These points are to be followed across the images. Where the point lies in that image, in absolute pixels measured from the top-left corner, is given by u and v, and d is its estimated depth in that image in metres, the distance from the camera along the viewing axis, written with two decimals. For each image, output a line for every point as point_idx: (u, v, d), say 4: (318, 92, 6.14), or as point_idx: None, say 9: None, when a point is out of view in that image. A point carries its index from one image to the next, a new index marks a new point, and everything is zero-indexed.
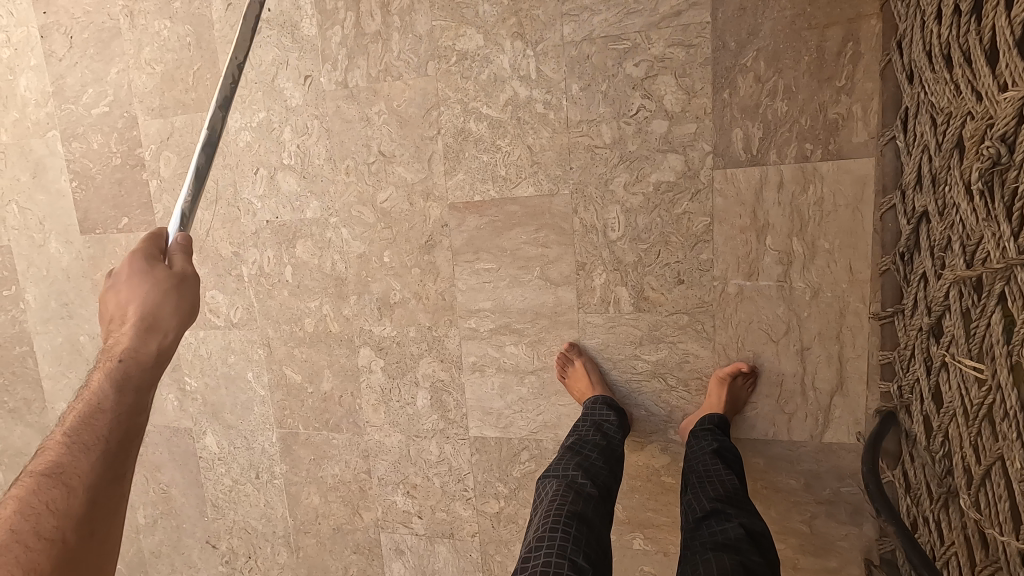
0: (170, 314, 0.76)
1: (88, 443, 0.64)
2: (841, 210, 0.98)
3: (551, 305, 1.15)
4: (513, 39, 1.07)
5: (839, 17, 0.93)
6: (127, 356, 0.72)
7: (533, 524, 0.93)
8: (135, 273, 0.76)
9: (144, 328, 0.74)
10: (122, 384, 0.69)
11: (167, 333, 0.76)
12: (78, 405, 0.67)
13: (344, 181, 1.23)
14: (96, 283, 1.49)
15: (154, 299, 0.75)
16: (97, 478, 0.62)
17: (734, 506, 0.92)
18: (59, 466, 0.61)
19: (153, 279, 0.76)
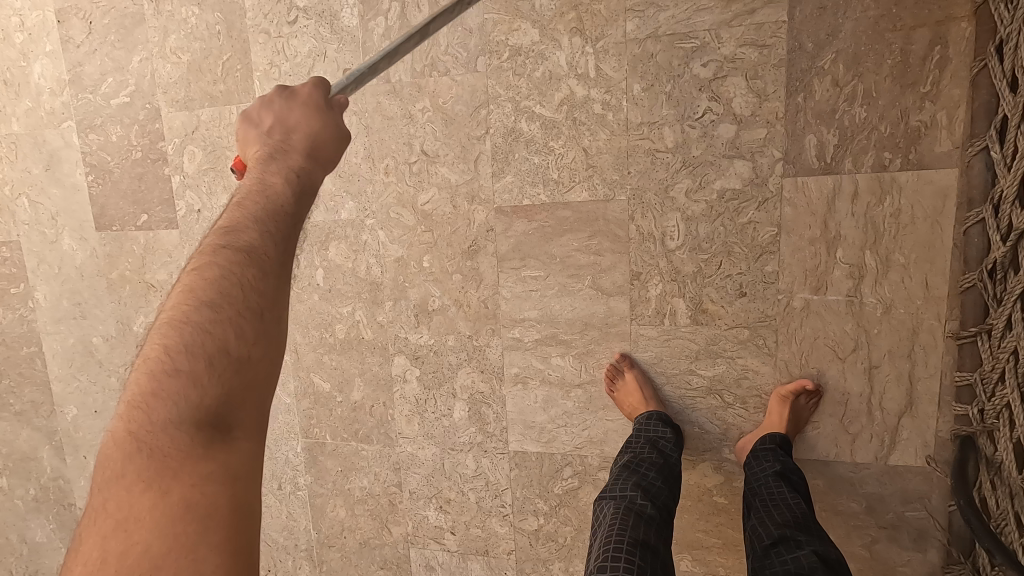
0: (334, 144, 0.73)
1: (274, 238, 0.64)
2: (920, 223, 0.93)
3: (601, 316, 1.10)
4: (571, 35, 1.01)
5: (927, 20, 0.87)
6: (296, 173, 0.70)
7: (594, 549, 0.91)
8: (314, 101, 0.74)
9: (310, 149, 0.72)
10: (295, 197, 0.68)
11: (325, 164, 0.74)
12: (261, 205, 0.67)
13: (384, 180, 1.17)
14: (111, 282, 1.42)
15: (321, 129, 0.72)
16: (282, 271, 0.63)
17: (804, 533, 0.87)
18: (249, 250, 0.62)
19: (329, 116, 0.73)
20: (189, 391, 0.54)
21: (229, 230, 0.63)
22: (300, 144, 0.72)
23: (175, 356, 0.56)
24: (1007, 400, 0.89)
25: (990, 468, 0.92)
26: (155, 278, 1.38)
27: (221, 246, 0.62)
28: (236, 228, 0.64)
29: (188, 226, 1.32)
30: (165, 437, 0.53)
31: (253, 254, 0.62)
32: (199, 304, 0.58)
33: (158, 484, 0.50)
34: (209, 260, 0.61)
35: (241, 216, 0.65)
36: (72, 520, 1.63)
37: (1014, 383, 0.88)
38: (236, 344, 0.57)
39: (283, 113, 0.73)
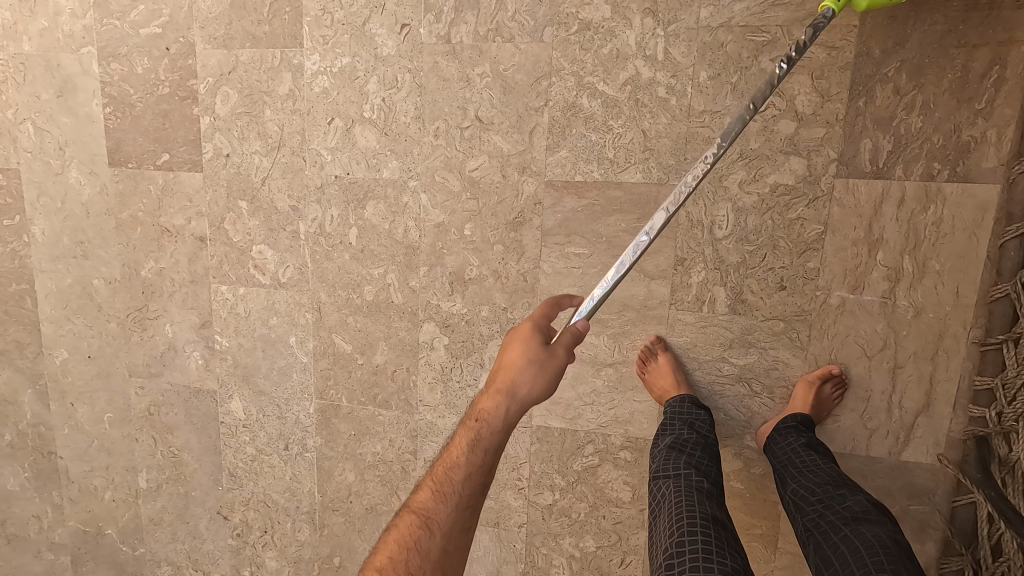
0: (525, 387, 0.82)
1: (453, 497, 0.77)
2: (959, 233, 0.98)
3: (641, 298, 1.12)
4: (644, 16, 1.02)
5: (990, 40, 0.91)
6: (479, 418, 0.82)
7: (663, 527, 0.93)
8: (510, 342, 0.88)
9: (495, 390, 0.83)
10: (473, 446, 0.80)
11: (531, 391, 0.82)
12: (453, 444, 0.82)
13: (432, 144, 1.15)
14: (120, 222, 1.35)
15: (520, 383, 0.82)
16: (447, 537, 0.75)
17: (845, 486, 0.92)
18: (426, 510, 0.76)
19: (531, 376, 0.82)
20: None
21: (432, 478, 0.80)
22: (507, 381, 0.82)
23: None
24: None
25: (1004, 467, 0.98)
26: (171, 223, 1.32)
27: (408, 516, 0.76)
28: (432, 484, 0.79)
29: (213, 171, 1.27)
30: None
31: (425, 526, 0.75)
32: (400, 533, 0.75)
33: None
34: (396, 528, 0.76)
35: (462, 433, 0.82)
36: (50, 469, 1.55)
37: None
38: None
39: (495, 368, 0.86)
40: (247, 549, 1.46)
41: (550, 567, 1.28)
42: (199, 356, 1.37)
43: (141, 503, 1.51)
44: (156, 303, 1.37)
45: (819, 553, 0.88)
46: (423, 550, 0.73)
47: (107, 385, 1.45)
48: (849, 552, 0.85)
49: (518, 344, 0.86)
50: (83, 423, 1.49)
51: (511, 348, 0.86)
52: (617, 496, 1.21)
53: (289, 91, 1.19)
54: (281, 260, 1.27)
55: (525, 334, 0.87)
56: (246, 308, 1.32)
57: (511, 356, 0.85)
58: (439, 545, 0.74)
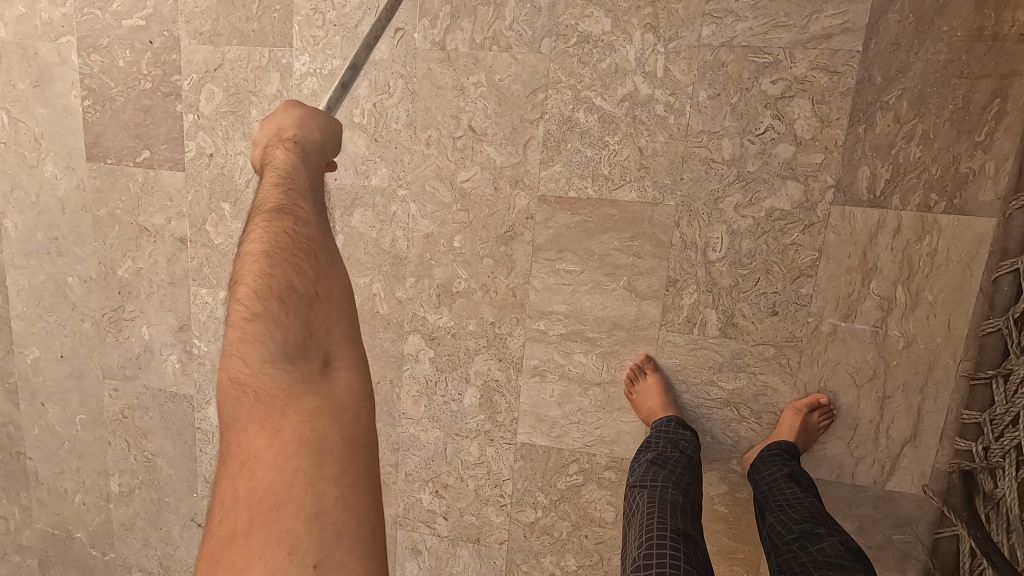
0: (327, 130, 0.79)
1: (300, 192, 0.70)
2: (954, 265, 0.97)
3: (631, 318, 1.10)
4: (644, 31, 1.00)
5: (992, 71, 0.90)
6: (286, 157, 0.74)
7: (633, 538, 0.93)
8: (277, 113, 0.80)
9: (299, 132, 0.77)
10: (303, 160, 0.74)
11: (328, 135, 0.80)
12: (273, 178, 0.72)
13: (423, 152, 1.12)
14: (97, 220, 1.30)
15: (319, 130, 0.79)
16: (318, 224, 0.68)
17: (823, 525, 0.92)
18: (285, 210, 0.67)
19: (326, 123, 0.80)
20: (275, 330, 0.59)
21: (269, 205, 0.68)
22: (308, 126, 0.78)
23: (278, 304, 0.60)
24: (1017, 441, 0.95)
25: (987, 502, 0.98)
26: (151, 222, 1.28)
27: (267, 214, 0.67)
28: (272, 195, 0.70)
29: (195, 170, 1.23)
30: (268, 380, 0.56)
31: (295, 218, 0.67)
32: (260, 251, 0.64)
33: (270, 423, 0.54)
34: (257, 229, 0.66)
35: (276, 161, 0.74)
36: (19, 470, 1.50)
37: None
38: (302, 284, 0.62)
39: (275, 127, 0.78)
40: None
41: None
42: (176, 360, 1.33)
43: (112, 508, 1.47)
44: (133, 303, 1.33)
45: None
46: (300, 234, 0.66)
47: (79, 386, 1.41)
48: None
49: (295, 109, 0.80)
50: (54, 425, 1.45)
51: (279, 116, 0.80)
52: (600, 516, 1.19)
53: (276, 92, 1.15)
54: None
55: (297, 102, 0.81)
56: (225, 312, 1.28)
57: (297, 116, 0.79)
58: (313, 231, 0.67)
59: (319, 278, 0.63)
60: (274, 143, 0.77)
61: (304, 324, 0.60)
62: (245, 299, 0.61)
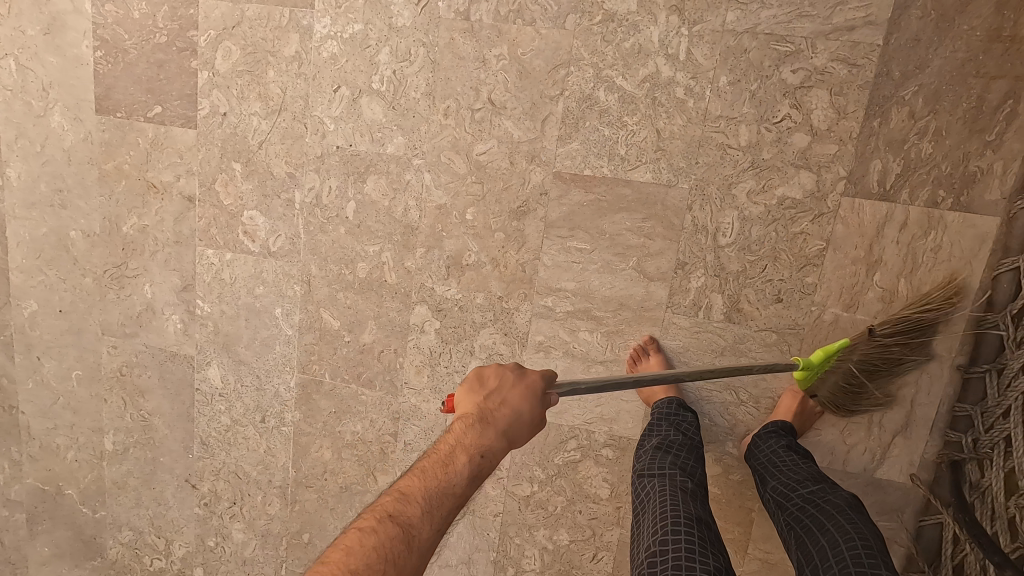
0: (522, 438, 0.82)
1: (457, 495, 0.74)
2: (956, 261, 0.99)
3: (638, 298, 1.11)
4: (669, 13, 1.00)
5: (1008, 72, 0.92)
6: (488, 451, 0.78)
7: (646, 526, 0.93)
8: (530, 388, 0.84)
9: (504, 438, 0.80)
10: (481, 470, 0.77)
11: (518, 443, 0.81)
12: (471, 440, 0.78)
13: (441, 123, 1.12)
14: (104, 174, 1.29)
15: (524, 427, 0.82)
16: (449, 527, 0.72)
17: (824, 482, 0.95)
18: (453, 470, 0.75)
19: (532, 429, 0.83)
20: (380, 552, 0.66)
21: (457, 445, 0.77)
22: (522, 417, 0.81)
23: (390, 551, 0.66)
24: (1007, 432, 0.98)
25: (974, 490, 1.01)
26: (159, 179, 1.27)
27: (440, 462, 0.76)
28: (464, 466, 0.76)
29: (208, 129, 1.22)
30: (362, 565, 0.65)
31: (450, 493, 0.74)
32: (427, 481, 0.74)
33: None
34: (440, 462, 0.76)
35: (490, 438, 0.79)
36: (11, 423, 1.50)
37: (1018, 420, 0.96)
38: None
39: (515, 410, 0.81)
40: (214, 519, 1.43)
41: (522, 557, 1.28)
42: (179, 320, 1.33)
43: (105, 466, 1.47)
44: (137, 261, 1.32)
45: (801, 548, 0.90)
46: (420, 536, 0.69)
47: (77, 342, 1.40)
48: (828, 545, 0.86)
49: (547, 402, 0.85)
50: (49, 379, 1.44)
51: (516, 392, 0.83)
52: (595, 492, 1.21)
53: (295, 54, 1.14)
54: (273, 228, 1.23)
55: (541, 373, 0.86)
56: (231, 274, 1.28)
57: (519, 402, 0.82)
58: (440, 517, 0.72)
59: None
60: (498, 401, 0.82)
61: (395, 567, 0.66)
62: (385, 507, 0.71)
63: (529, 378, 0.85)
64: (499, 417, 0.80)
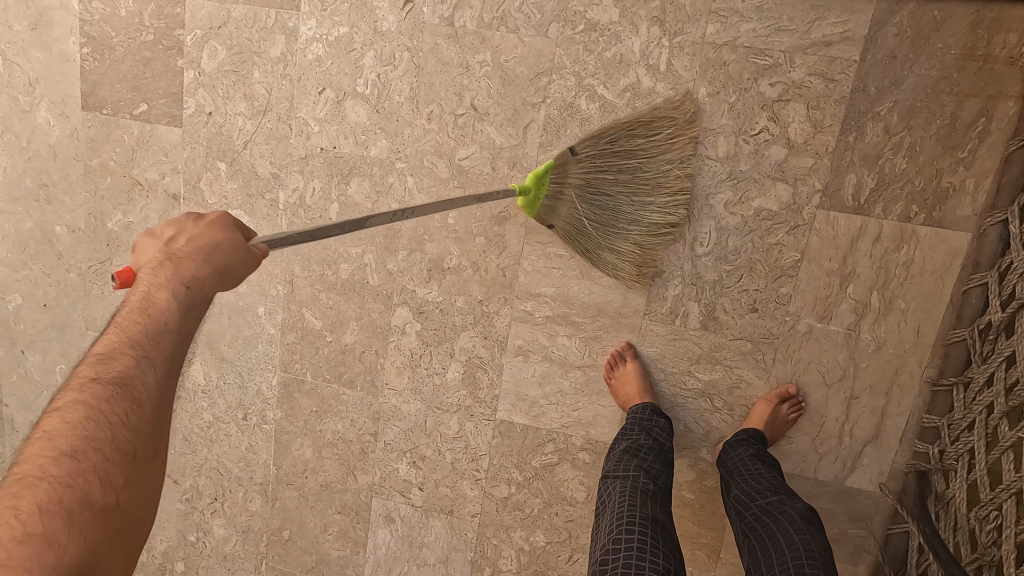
0: (237, 271, 0.72)
1: (172, 333, 0.65)
2: (928, 275, 1.00)
3: (617, 305, 1.13)
4: (651, 24, 1.01)
5: (981, 91, 0.94)
6: (194, 281, 0.68)
7: (604, 524, 0.96)
8: (218, 221, 0.73)
9: (217, 268, 0.70)
10: (192, 302, 0.68)
11: (235, 274, 0.72)
12: (180, 281, 0.68)
13: (423, 127, 1.13)
14: (89, 170, 1.29)
15: (220, 252, 0.71)
16: (174, 366, 0.64)
17: (782, 492, 0.97)
18: (156, 310, 0.65)
19: (241, 258, 0.72)
20: (86, 420, 0.57)
21: (152, 288, 0.67)
22: (218, 247, 0.71)
23: (90, 413, 0.57)
24: (971, 446, 0.99)
25: (939, 502, 1.03)
26: (144, 176, 1.27)
27: (139, 308, 0.65)
28: (169, 301, 0.66)
29: (192, 128, 1.22)
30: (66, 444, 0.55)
31: (161, 335, 0.65)
32: (129, 330, 0.64)
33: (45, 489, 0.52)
34: (134, 308, 0.65)
35: (192, 270, 0.69)
36: None
37: (981, 433, 0.98)
38: (109, 446, 0.57)
39: (209, 243, 0.71)
40: (195, 515, 1.44)
41: (499, 557, 1.30)
42: None
43: None
44: (120, 257, 1.33)
45: (751, 555, 0.93)
46: (131, 379, 0.61)
47: (61, 336, 1.41)
48: (775, 555, 0.89)
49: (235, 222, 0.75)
50: (33, 373, 1.45)
51: (211, 226, 0.72)
52: (571, 495, 1.23)
53: (281, 55, 1.15)
54: (257, 228, 1.24)
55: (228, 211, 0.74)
56: None
57: (215, 235, 0.71)
58: (165, 353, 0.64)
59: (146, 428, 0.60)
60: (186, 237, 0.71)
61: (108, 425, 0.57)
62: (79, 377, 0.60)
63: (212, 216, 0.73)
64: (201, 254, 0.70)
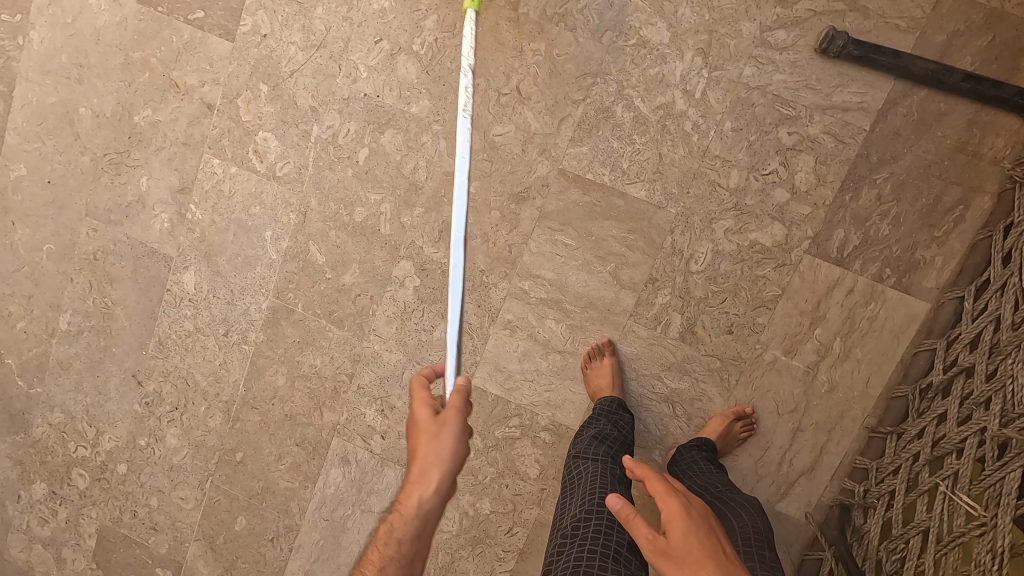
0: (438, 465, 0.82)
1: (417, 530, 0.83)
2: (886, 333, 1.12)
3: (607, 301, 1.21)
4: (696, 53, 1.10)
5: (964, 182, 1.06)
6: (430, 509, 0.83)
7: (574, 503, 1.01)
8: (416, 408, 0.87)
9: (423, 460, 0.82)
10: (426, 513, 0.83)
11: (449, 456, 0.82)
12: (413, 483, 0.83)
13: (467, 97, 1.19)
14: (129, 61, 1.31)
15: (416, 445, 0.84)
16: (415, 544, 0.83)
17: (732, 485, 1.05)
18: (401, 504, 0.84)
19: (433, 448, 0.82)
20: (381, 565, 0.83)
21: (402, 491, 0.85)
22: (417, 423, 0.86)
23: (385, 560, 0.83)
24: (892, 488, 1.07)
25: (854, 535, 1.10)
26: (183, 80, 1.30)
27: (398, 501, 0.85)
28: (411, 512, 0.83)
29: (243, 45, 1.26)
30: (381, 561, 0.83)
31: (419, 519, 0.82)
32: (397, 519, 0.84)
33: None
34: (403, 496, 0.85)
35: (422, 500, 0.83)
36: None
37: (904, 477, 1.05)
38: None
39: (413, 422, 0.86)
40: (152, 420, 1.45)
41: (442, 517, 1.35)
42: (167, 219, 1.35)
43: (54, 343, 1.47)
44: (139, 152, 1.34)
45: None
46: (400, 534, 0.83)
47: (57, 216, 1.41)
48: (726, 530, 0.96)
49: (462, 415, 0.85)
50: (18, 246, 1.44)
51: (422, 437, 0.84)
52: (525, 470, 1.30)
53: None
54: (283, 155, 1.28)
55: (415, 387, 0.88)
56: (231, 188, 1.31)
57: (415, 422, 0.86)
58: (406, 529, 0.83)
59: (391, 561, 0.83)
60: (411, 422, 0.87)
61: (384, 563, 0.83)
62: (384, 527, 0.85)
63: (419, 400, 0.88)
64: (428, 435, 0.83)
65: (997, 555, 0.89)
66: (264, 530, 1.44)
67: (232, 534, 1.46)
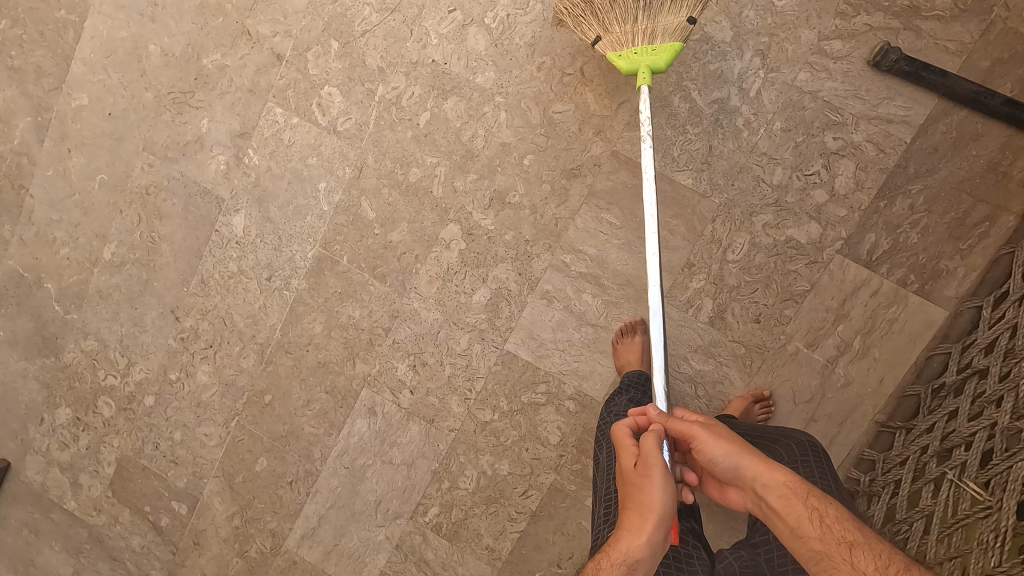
0: (655, 495, 0.84)
1: (623, 563, 0.81)
2: (904, 335, 1.19)
3: (643, 281, 1.27)
4: (755, 54, 1.17)
5: (992, 200, 1.13)
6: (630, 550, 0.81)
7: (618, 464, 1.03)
8: (626, 453, 0.91)
9: (643, 492, 0.85)
10: (631, 554, 0.81)
11: (661, 494, 0.84)
12: (630, 523, 0.84)
13: (531, 73, 1.25)
14: (204, 5, 1.35)
15: (635, 486, 0.86)
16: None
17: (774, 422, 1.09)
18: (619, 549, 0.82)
19: (655, 487, 0.84)
20: None
21: (618, 533, 0.84)
22: (629, 466, 0.89)
23: None
24: (899, 477, 1.14)
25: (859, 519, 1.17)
26: (255, 29, 1.34)
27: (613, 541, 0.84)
28: (623, 551, 0.82)
29: (319, 2, 1.31)
30: None
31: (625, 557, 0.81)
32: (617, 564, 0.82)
33: None
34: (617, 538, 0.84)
35: (636, 541, 0.81)
36: (13, 202, 1.51)
37: (911, 467, 1.12)
38: None
39: (624, 465, 0.90)
40: (185, 355, 1.49)
41: (460, 475, 1.41)
42: (223, 161, 1.40)
43: (96, 272, 1.50)
44: (203, 94, 1.38)
45: None
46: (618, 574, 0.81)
47: (114, 148, 1.44)
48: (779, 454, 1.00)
49: (661, 455, 0.87)
50: (71, 174, 1.47)
51: (642, 481, 0.86)
52: (546, 436, 1.36)
53: None
54: (346, 110, 1.32)
55: (621, 433, 0.94)
56: (290, 137, 1.36)
57: (626, 463, 0.90)
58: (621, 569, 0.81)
59: None
60: (627, 466, 0.89)
61: None
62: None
63: (625, 442, 0.92)
64: (639, 474, 0.86)
65: (1002, 535, 0.96)
66: (284, 473, 1.49)
67: (251, 474, 1.50)
